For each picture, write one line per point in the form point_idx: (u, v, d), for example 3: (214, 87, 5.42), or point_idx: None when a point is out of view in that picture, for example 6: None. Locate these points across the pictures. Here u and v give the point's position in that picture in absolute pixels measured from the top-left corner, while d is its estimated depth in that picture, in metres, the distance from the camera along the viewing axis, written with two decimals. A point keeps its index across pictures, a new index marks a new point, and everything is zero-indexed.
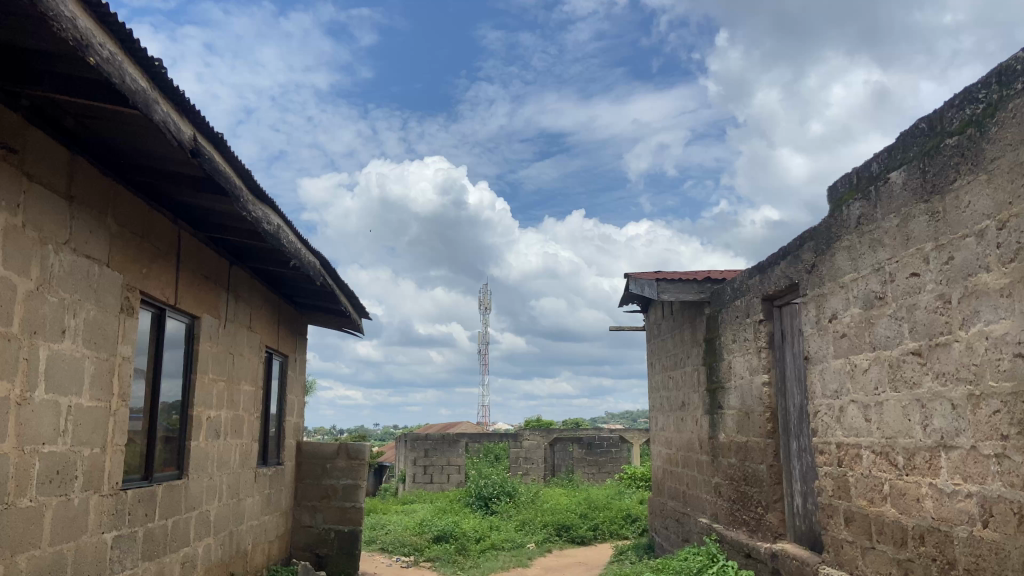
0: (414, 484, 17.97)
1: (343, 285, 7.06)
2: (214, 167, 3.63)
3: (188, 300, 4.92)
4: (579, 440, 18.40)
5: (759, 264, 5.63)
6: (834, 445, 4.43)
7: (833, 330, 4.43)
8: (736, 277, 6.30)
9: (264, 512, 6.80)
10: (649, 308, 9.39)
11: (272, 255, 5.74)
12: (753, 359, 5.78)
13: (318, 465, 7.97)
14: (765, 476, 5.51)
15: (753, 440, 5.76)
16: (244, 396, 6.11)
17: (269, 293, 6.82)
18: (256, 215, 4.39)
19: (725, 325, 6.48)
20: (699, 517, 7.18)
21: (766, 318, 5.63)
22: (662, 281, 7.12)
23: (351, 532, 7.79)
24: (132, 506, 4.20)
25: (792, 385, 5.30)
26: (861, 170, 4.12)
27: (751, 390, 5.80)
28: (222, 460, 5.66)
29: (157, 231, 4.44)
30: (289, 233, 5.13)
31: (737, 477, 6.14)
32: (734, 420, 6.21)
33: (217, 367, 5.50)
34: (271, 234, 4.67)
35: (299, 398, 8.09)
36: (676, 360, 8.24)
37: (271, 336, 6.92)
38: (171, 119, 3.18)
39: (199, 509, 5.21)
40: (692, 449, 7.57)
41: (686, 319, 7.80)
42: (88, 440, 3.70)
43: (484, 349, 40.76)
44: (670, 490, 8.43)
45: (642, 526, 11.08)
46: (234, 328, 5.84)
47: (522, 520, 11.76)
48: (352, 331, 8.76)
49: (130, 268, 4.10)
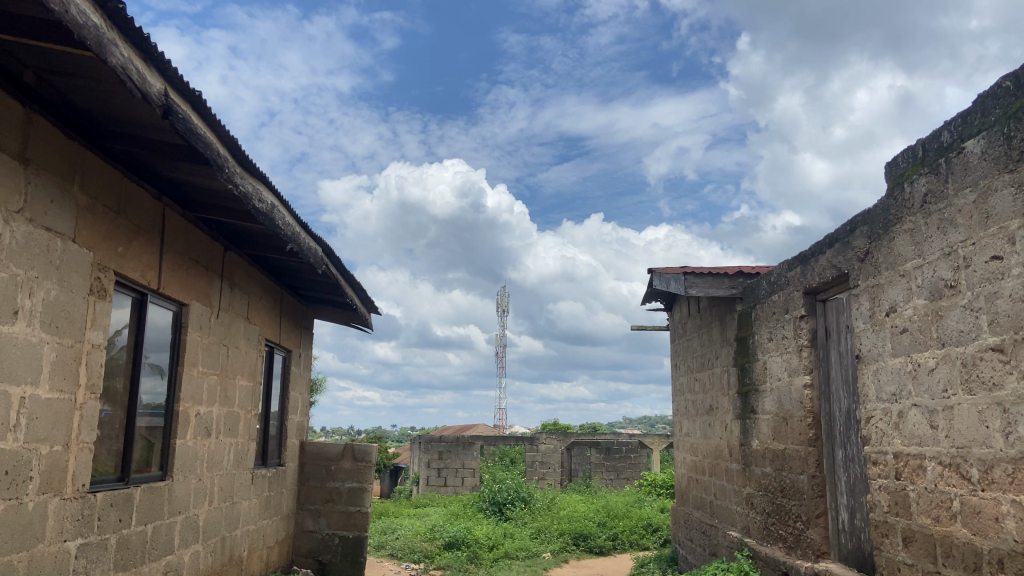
0: (427, 487, 17.53)
1: (350, 277, 6.63)
2: (190, 129, 3.19)
3: (174, 285, 4.50)
4: (597, 445, 17.84)
5: (801, 254, 5.12)
6: (892, 455, 3.92)
7: (891, 325, 3.92)
8: (772, 271, 5.80)
9: (262, 517, 6.37)
10: (674, 307, 8.88)
11: (270, 240, 5.32)
12: (793, 359, 5.26)
13: (322, 467, 7.52)
14: (806, 488, 4.99)
15: (792, 448, 5.24)
16: (239, 391, 5.68)
17: (270, 282, 6.39)
18: (245, 190, 3.96)
19: (759, 322, 5.96)
20: (728, 530, 6.67)
21: (809, 314, 5.11)
22: (690, 274, 6.65)
23: (356, 539, 7.34)
24: (102, 512, 3.78)
25: (838, 388, 4.78)
26: (929, 141, 3.62)
27: (790, 392, 5.28)
28: (214, 460, 5.23)
29: (137, 207, 4.02)
30: (286, 214, 4.69)
31: (773, 488, 5.62)
32: (770, 426, 5.69)
33: (209, 360, 5.08)
34: (263, 213, 4.23)
35: (303, 397, 7.66)
36: (703, 361, 7.73)
37: (272, 329, 6.50)
38: (134, 67, 2.75)
39: (185, 513, 4.78)
40: (721, 456, 7.06)
41: (715, 318, 7.30)
42: (46, 437, 3.27)
43: (500, 351, 40.37)
44: (696, 500, 7.93)
45: (664, 535, 10.64)
46: (229, 318, 5.42)
47: (537, 528, 11.28)
48: (361, 327, 8.32)
49: (103, 246, 3.67)
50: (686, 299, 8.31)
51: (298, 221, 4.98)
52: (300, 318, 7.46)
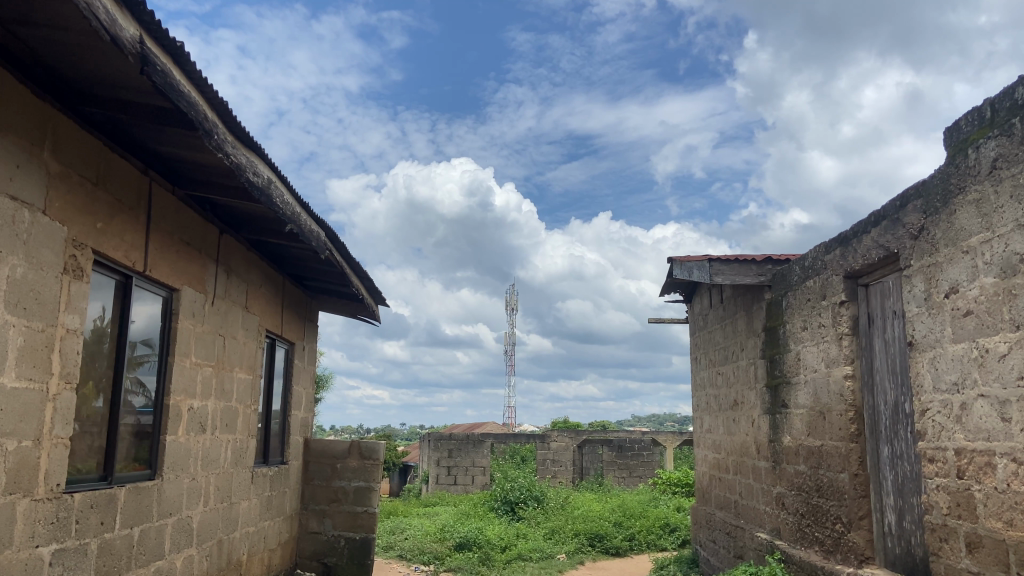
0: (437, 485, 17.20)
1: (355, 265, 6.27)
2: (169, 83, 2.86)
3: (164, 269, 4.16)
4: (610, 443, 17.44)
5: (840, 235, 4.73)
6: (952, 451, 3.54)
7: (952, 307, 3.54)
8: (805, 255, 5.41)
9: (264, 518, 6.02)
10: (695, 298, 8.50)
11: (269, 222, 4.97)
12: (831, 348, 4.87)
13: (327, 465, 7.17)
14: (847, 488, 4.62)
15: (831, 445, 4.86)
16: (237, 384, 5.34)
17: (271, 270, 6.05)
18: (237, 160, 3.61)
19: (791, 311, 5.58)
20: (756, 532, 6.29)
21: (849, 300, 4.72)
22: (715, 261, 6.27)
23: (363, 541, 6.99)
24: (80, 515, 3.44)
25: (884, 379, 4.40)
26: (999, 100, 3.24)
27: (827, 384, 4.90)
28: (210, 457, 4.88)
29: (117, 180, 3.68)
30: (284, 191, 4.35)
31: (808, 487, 5.24)
32: (804, 421, 5.32)
33: (203, 350, 4.73)
34: (259, 187, 3.88)
35: (308, 391, 7.32)
36: (727, 354, 7.34)
37: (273, 320, 6.15)
38: (102, 5, 2.40)
39: (177, 515, 4.43)
40: (747, 453, 6.68)
41: (740, 308, 6.92)
42: (13, 431, 2.93)
43: (509, 349, 40.06)
44: (719, 499, 7.56)
45: (683, 536, 10.26)
46: (225, 307, 5.08)
47: (551, 529, 10.90)
48: (368, 319, 7.97)
49: (78, 219, 3.34)
50: (708, 290, 7.93)
51: (298, 200, 4.62)
52: (304, 309, 7.12)
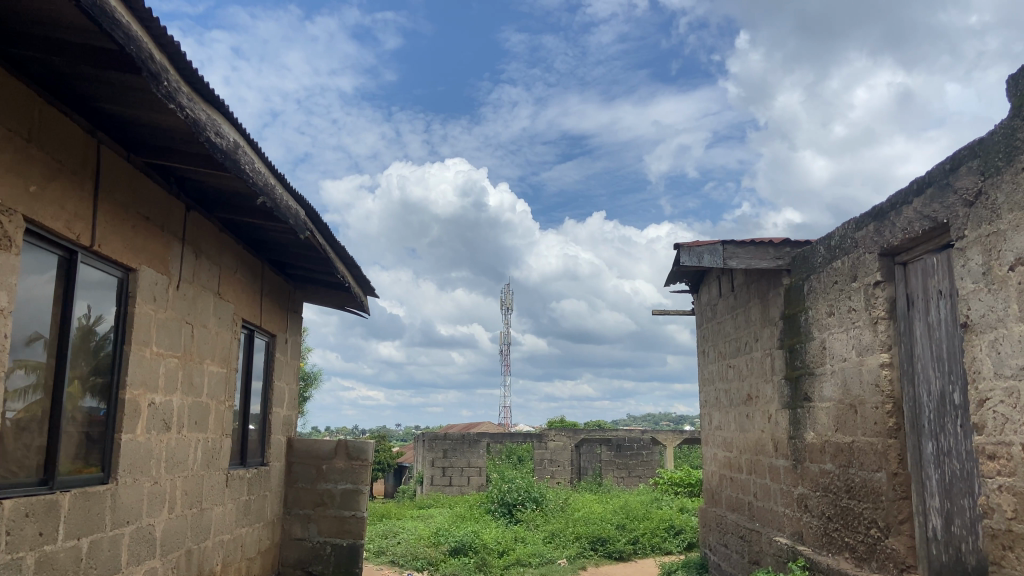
0: (432, 486, 16.70)
1: (340, 249, 5.79)
2: (100, 8, 2.39)
3: (116, 244, 3.67)
4: (608, 442, 17.00)
5: (875, 208, 4.27)
6: (1018, 446, 3.07)
7: (1018, 281, 3.09)
8: (829, 234, 4.95)
9: (241, 524, 5.54)
10: (702, 287, 8.05)
11: (242, 197, 4.48)
12: (863, 335, 4.41)
13: (313, 466, 6.67)
14: (885, 488, 4.17)
15: (864, 441, 4.40)
16: (208, 378, 4.85)
17: (248, 255, 5.55)
18: (194, 115, 3.13)
19: (815, 296, 5.12)
20: (775, 536, 5.82)
21: (885, 281, 4.25)
22: (729, 244, 5.80)
23: (351, 547, 6.52)
24: (11, 525, 2.96)
25: (927, 367, 3.94)
26: None
27: (860, 375, 4.44)
28: (176, 459, 4.39)
29: (58, 140, 3.21)
30: (254, 157, 3.87)
31: (836, 488, 4.79)
32: (830, 415, 4.86)
33: (167, 338, 4.24)
34: (222, 150, 3.41)
35: (291, 389, 6.83)
36: (739, 346, 6.88)
37: (250, 309, 5.66)
38: None
39: (136, 523, 3.95)
40: (762, 451, 6.22)
41: (754, 295, 6.45)
42: None
43: (505, 349, 39.59)
44: (730, 500, 7.11)
45: (689, 539, 9.81)
46: (193, 292, 4.60)
47: (550, 532, 10.43)
48: (356, 310, 7.48)
49: (4, 180, 2.87)
50: (718, 278, 7.47)
51: (272, 170, 4.14)
52: (286, 300, 6.63)
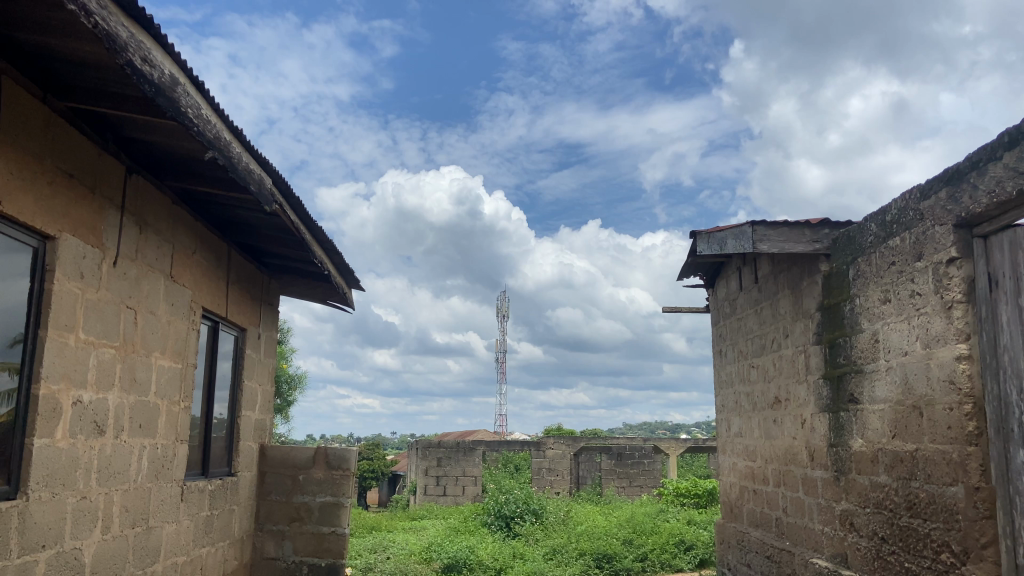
0: (425, 497, 16.00)
1: (317, 230, 5.08)
2: None
3: (25, 203, 2.97)
4: (609, 450, 16.25)
5: (949, 172, 3.59)
6: None
7: None
8: (882, 208, 4.27)
9: (201, 544, 4.81)
10: (719, 281, 7.38)
11: (195, 159, 3.77)
12: (933, 323, 3.72)
13: (288, 477, 5.94)
14: (964, 506, 3.48)
15: (932, 450, 3.71)
16: (157, 374, 4.13)
17: (211, 236, 4.85)
18: (108, 29, 2.43)
19: (864, 281, 4.44)
20: (811, 557, 5.12)
21: (962, 257, 3.57)
22: (759, 225, 5.11)
23: (330, 567, 5.82)
24: None
25: (1017, 360, 3.25)
26: None
27: (929, 370, 3.74)
28: (111, 469, 3.65)
29: None
30: (199, 101, 3.16)
31: (893, 505, 4.09)
32: (886, 419, 4.17)
33: (99, 324, 3.52)
34: (155, 82, 2.70)
35: (265, 390, 6.11)
36: (764, 344, 6.20)
37: (213, 298, 4.95)
38: None
39: (54, 548, 3.22)
40: (794, 461, 5.52)
41: (783, 286, 5.77)
42: None
43: (500, 357, 38.93)
44: (753, 515, 6.41)
45: (699, 555, 9.12)
46: (137, 272, 3.89)
47: (551, 547, 9.71)
48: (339, 305, 6.78)
49: None
50: (738, 269, 6.80)
51: (224, 121, 3.43)
52: (259, 292, 5.92)
